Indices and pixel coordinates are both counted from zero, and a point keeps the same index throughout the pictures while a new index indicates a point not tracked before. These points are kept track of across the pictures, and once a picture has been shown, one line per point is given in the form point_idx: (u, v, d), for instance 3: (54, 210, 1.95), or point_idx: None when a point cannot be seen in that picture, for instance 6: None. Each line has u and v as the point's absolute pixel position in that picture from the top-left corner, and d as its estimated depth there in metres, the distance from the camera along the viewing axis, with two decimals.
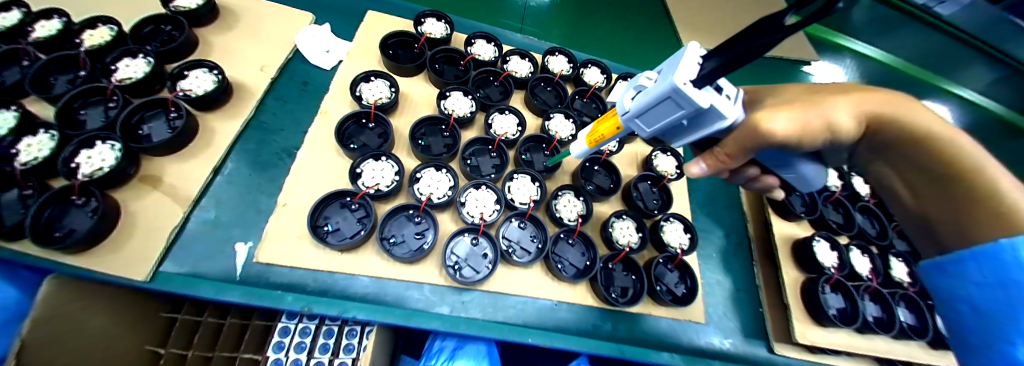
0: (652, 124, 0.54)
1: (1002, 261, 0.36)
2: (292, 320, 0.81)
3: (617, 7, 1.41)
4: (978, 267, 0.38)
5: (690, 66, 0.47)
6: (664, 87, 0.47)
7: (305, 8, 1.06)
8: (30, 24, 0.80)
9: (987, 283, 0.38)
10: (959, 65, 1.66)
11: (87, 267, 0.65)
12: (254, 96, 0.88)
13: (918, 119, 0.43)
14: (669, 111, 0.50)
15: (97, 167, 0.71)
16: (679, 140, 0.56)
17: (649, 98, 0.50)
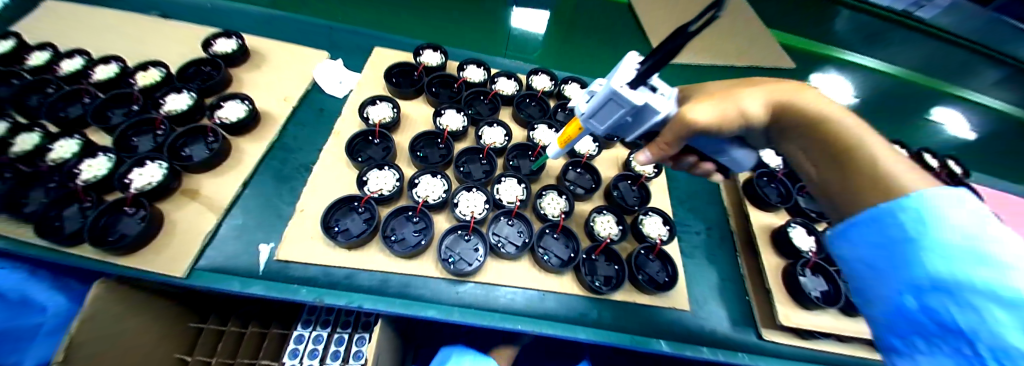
0: (604, 122, 0.60)
1: (884, 223, 0.44)
2: (307, 329, 0.97)
3: (595, 21, 1.51)
4: (870, 228, 0.45)
5: (627, 69, 0.55)
6: (606, 90, 0.54)
7: (321, 47, 1.23)
8: (90, 68, 0.98)
9: (876, 243, 0.45)
10: (971, 68, 1.64)
11: (135, 267, 0.77)
12: (278, 122, 1.03)
13: (814, 105, 0.50)
14: (615, 110, 0.57)
15: (146, 182, 0.84)
16: (629, 135, 0.62)
17: (597, 100, 0.57)
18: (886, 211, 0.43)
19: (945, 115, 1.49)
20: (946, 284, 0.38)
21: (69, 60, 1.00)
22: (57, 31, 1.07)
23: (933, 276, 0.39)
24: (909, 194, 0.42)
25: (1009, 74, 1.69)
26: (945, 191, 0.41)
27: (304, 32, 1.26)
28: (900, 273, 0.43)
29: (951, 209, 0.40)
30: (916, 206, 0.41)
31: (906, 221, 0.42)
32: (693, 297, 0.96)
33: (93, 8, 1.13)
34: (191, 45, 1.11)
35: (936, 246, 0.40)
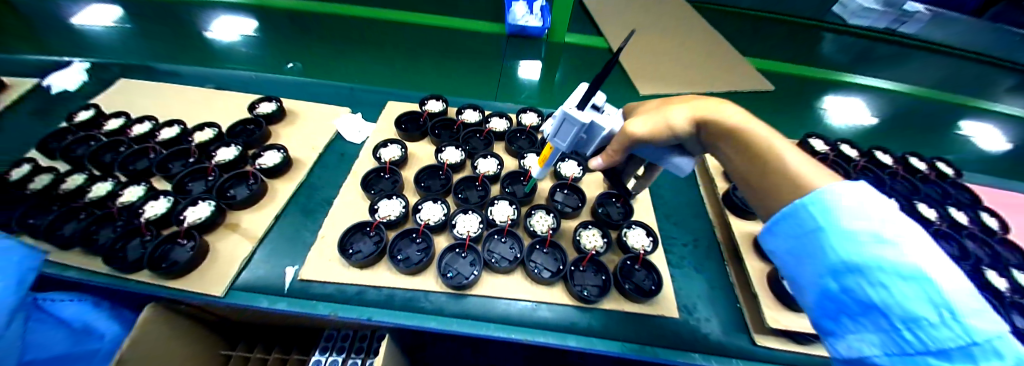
0: (564, 141, 0.67)
1: (799, 216, 0.46)
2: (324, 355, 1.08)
3: (577, 66, 1.75)
4: (786, 223, 0.47)
5: (576, 94, 0.64)
6: (560, 112, 0.62)
7: (344, 104, 1.47)
8: (156, 130, 1.22)
9: (794, 236, 0.47)
10: (973, 82, 1.72)
11: (182, 288, 0.91)
12: (306, 165, 1.22)
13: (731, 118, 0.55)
14: (571, 129, 0.65)
15: (197, 217, 1.01)
16: (587, 149, 0.71)
17: (555, 122, 0.65)
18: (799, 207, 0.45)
19: (974, 128, 1.61)
20: (859, 267, 0.40)
21: (139, 124, 1.25)
22: (133, 105, 1.33)
23: (847, 261, 0.41)
24: (813, 192, 0.44)
25: (990, 80, 1.76)
26: (841, 182, 0.44)
27: (329, 92, 1.50)
28: (818, 261, 0.45)
29: (849, 198, 0.42)
30: (822, 202, 0.43)
31: (815, 215, 0.44)
32: (683, 304, 1.00)
33: (164, 84, 1.42)
34: (237, 109, 1.35)
35: (843, 234, 0.42)
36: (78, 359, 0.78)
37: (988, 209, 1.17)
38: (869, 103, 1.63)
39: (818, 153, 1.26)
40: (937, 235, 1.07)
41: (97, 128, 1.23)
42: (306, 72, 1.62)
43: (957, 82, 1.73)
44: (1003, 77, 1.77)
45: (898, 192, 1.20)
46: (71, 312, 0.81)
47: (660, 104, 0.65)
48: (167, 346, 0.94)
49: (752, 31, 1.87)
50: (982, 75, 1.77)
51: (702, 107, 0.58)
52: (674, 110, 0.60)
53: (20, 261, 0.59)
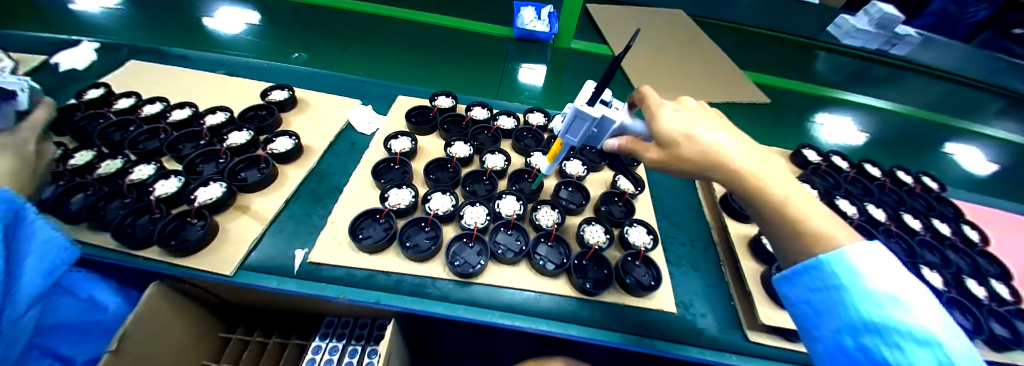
0: (576, 135, 0.71)
1: (822, 270, 0.44)
2: (324, 341, 1.08)
3: (586, 68, 1.80)
4: (808, 276, 0.46)
5: (586, 92, 0.67)
6: (571, 110, 0.65)
7: (355, 96, 1.49)
8: (168, 112, 1.24)
9: (812, 289, 0.46)
10: (963, 104, 1.82)
11: (190, 266, 0.92)
12: (317, 153, 1.24)
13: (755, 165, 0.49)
14: (582, 125, 0.69)
15: (208, 197, 1.03)
16: (600, 141, 0.73)
17: (565, 120, 0.68)
18: (824, 262, 0.44)
19: (957, 149, 1.67)
20: (876, 326, 0.40)
21: (151, 105, 1.27)
22: (144, 86, 1.34)
23: (865, 320, 0.41)
24: (839, 249, 0.43)
25: (970, 102, 1.85)
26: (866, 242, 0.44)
27: (340, 83, 1.53)
28: (834, 316, 0.44)
29: (870, 258, 0.42)
30: (847, 260, 0.43)
31: (840, 272, 0.43)
32: (680, 300, 1.03)
33: (175, 68, 1.43)
34: (249, 95, 1.37)
35: (865, 292, 0.42)
36: (77, 330, 0.76)
37: (969, 222, 1.24)
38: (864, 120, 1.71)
39: (810, 163, 1.31)
40: (920, 244, 1.14)
41: (107, 106, 1.24)
42: (314, 63, 1.63)
43: (935, 102, 1.81)
44: (985, 100, 1.86)
45: (885, 203, 1.26)
46: (80, 282, 0.80)
47: (685, 118, 0.52)
48: (167, 325, 0.94)
49: (748, 48, 1.95)
50: (962, 97, 1.85)
51: (736, 142, 0.51)
52: (710, 141, 0.50)
53: (54, 256, 0.52)
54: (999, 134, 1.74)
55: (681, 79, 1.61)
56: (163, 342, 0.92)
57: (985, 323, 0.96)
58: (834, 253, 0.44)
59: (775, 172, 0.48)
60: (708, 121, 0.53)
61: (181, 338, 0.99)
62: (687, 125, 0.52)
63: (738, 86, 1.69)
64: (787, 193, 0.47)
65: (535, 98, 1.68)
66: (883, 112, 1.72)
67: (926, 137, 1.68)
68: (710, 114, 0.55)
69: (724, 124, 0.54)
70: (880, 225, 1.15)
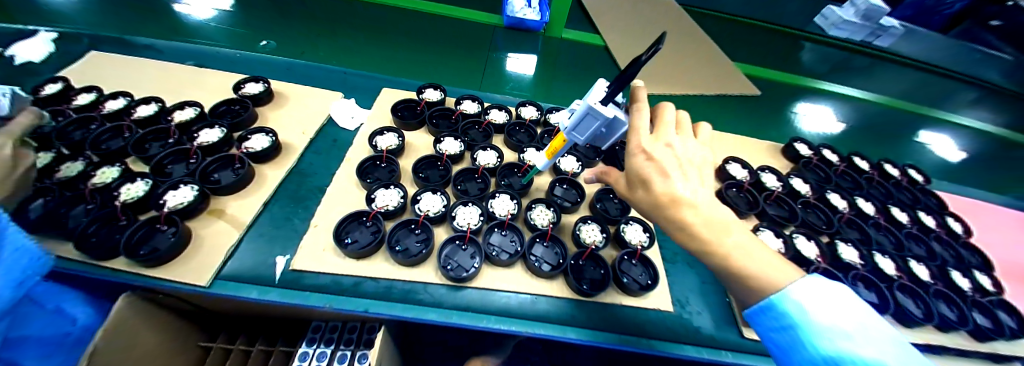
0: (583, 134, 0.69)
1: (776, 309, 0.52)
2: (311, 346, 1.04)
3: (578, 62, 1.78)
4: (766, 317, 0.53)
5: (601, 88, 0.65)
6: (584, 106, 0.64)
7: (337, 88, 1.40)
8: (133, 107, 1.15)
9: (773, 328, 0.53)
10: (942, 95, 1.87)
11: (162, 277, 0.86)
12: (297, 152, 1.16)
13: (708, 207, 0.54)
14: (592, 123, 0.67)
15: (179, 201, 0.95)
16: (605, 142, 0.72)
17: (576, 117, 0.67)
18: (775, 304, 0.52)
19: (931, 137, 1.73)
20: (832, 358, 0.47)
21: (114, 101, 1.16)
22: (106, 80, 1.23)
23: (824, 353, 0.48)
24: (783, 290, 0.51)
25: (948, 91, 1.89)
26: (805, 281, 0.51)
27: (318, 74, 1.43)
28: (797, 351, 0.51)
29: (810, 299, 0.50)
30: (794, 301, 0.50)
31: (790, 312, 0.50)
32: (677, 298, 1.02)
33: (141, 60, 1.32)
34: (221, 89, 1.27)
35: (815, 328, 0.49)
36: (50, 341, 0.71)
37: (953, 214, 1.27)
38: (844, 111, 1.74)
39: (802, 157, 1.30)
40: (908, 236, 1.16)
41: (67, 102, 1.13)
42: (280, 51, 1.54)
43: (911, 92, 1.86)
44: (963, 90, 1.89)
45: (874, 196, 1.27)
46: (49, 290, 0.75)
47: (660, 152, 0.57)
48: (139, 338, 0.87)
49: (739, 39, 1.94)
50: (937, 86, 1.89)
51: (694, 188, 0.55)
52: (673, 180, 0.55)
53: (25, 265, 0.51)
54: (974, 124, 1.78)
55: (672, 73, 1.61)
56: (135, 356, 0.86)
57: (968, 313, 0.99)
58: (782, 295, 0.51)
59: (719, 221, 0.54)
60: (676, 163, 0.57)
61: (157, 351, 0.93)
62: (658, 159, 0.57)
63: (731, 77, 1.68)
64: (726, 247, 0.53)
65: (526, 90, 1.63)
66: (863, 103, 1.76)
67: (898, 124, 1.74)
68: (687, 153, 0.59)
69: (693, 167, 0.58)
70: (870, 219, 1.16)
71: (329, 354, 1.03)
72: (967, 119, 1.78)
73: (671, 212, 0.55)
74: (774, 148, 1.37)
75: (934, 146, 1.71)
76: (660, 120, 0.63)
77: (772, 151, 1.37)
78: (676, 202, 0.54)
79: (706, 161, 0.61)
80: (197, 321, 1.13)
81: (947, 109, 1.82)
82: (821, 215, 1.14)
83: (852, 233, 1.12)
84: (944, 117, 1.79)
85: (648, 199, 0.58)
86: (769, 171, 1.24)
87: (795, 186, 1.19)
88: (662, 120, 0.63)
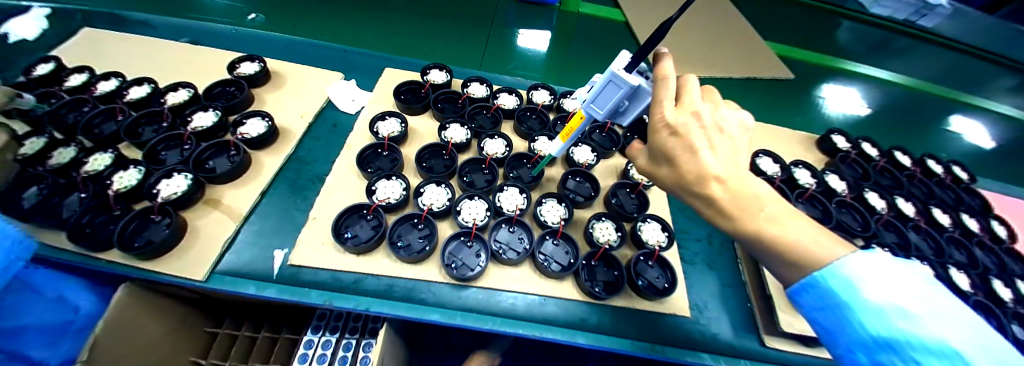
0: (603, 107, 0.60)
1: (819, 287, 0.43)
2: (316, 334, 0.99)
3: (595, 39, 1.65)
4: (806, 295, 0.45)
5: (625, 55, 0.57)
6: (606, 72, 0.56)
7: (336, 67, 1.32)
8: (125, 89, 1.08)
9: (815, 308, 0.45)
10: (984, 82, 1.73)
11: (160, 271, 0.82)
12: (295, 138, 1.10)
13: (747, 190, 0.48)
14: (613, 94, 0.58)
15: (172, 191, 0.91)
16: (626, 119, 0.62)
17: (597, 86, 0.59)
18: (818, 280, 0.43)
19: (963, 125, 1.58)
20: (887, 341, 0.38)
21: (106, 82, 1.10)
22: (99, 59, 1.17)
23: (876, 337, 0.39)
24: (830, 264, 0.42)
25: (983, 77, 1.75)
26: (858, 253, 0.42)
27: (317, 53, 1.34)
28: (844, 334, 0.43)
29: (862, 270, 0.41)
30: (841, 275, 0.42)
31: (837, 289, 0.42)
32: (693, 302, 0.96)
33: (134, 37, 1.25)
34: (218, 69, 1.20)
35: (867, 308, 0.40)
36: (52, 329, 0.73)
37: (998, 218, 1.15)
38: (883, 93, 1.61)
39: (839, 150, 1.20)
40: (948, 241, 1.06)
41: (60, 84, 1.08)
42: (268, 26, 1.43)
43: (940, 75, 1.71)
44: (1001, 76, 1.76)
45: (914, 195, 1.15)
46: (47, 280, 0.78)
47: (687, 123, 0.51)
48: (141, 329, 0.84)
49: (771, 17, 1.79)
50: (974, 71, 1.75)
51: (726, 160, 0.50)
52: (701, 154, 0.49)
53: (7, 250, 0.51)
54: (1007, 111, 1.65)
55: (697, 55, 1.50)
56: (139, 347, 0.83)
57: (1013, 326, 0.91)
58: (824, 269, 0.43)
59: (752, 196, 0.48)
60: (705, 132, 0.51)
61: (162, 338, 0.90)
62: (685, 133, 0.50)
63: (761, 62, 1.56)
64: (756, 222, 0.47)
65: (537, 70, 1.51)
66: (899, 89, 1.63)
67: (938, 113, 1.60)
68: (718, 119, 0.52)
69: (725, 136, 0.52)
70: (910, 221, 1.05)
71: (333, 343, 0.97)
72: (1001, 105, 1.65)
73: (696, 189, 0.50)
74: (807, 140, 1.27)
75: (968, 136, 1.54)
76: (684, 89, 0.56)
77: (804, 143, 1.27)
78: (704, 178, 0.49)
79: (742, 125, 0.54)
80: (202, 309, 1.10)
81: (987, 96, 1.68)
82: (856, 216, 1.04)
83: (890, 236, 1.02)
84: (975, 103, 1.65)
85: (671, 176, 0.54)
86: (801, 166, 1.15)
87: (828, 183, 1.10)
88: (685, 89, 0.56)
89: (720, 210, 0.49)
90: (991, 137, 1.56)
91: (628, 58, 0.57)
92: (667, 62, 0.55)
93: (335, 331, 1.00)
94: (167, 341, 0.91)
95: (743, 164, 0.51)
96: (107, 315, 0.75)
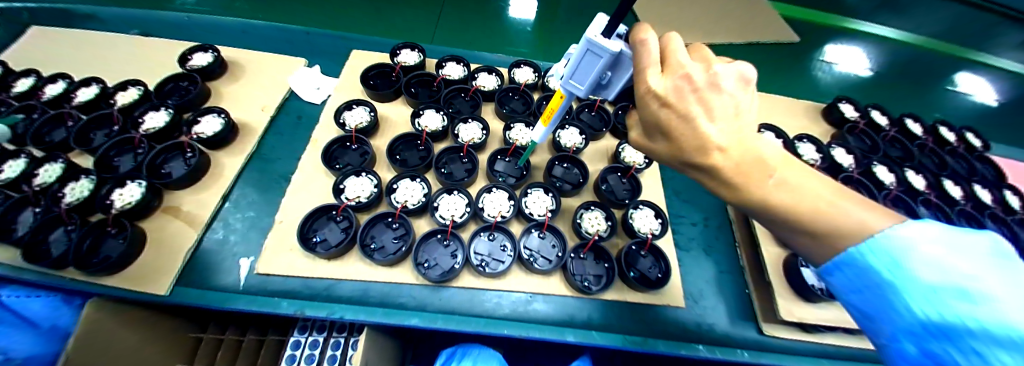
0: (583, 83, 0.51)
1: (859, 265, 0.37)
2: (304, 334, 0.87)
3: (582, 8, 1.53)
4: (841, 273, 0.39)
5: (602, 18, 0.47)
6: (580, 40, 0.45)
7: (301, 53, 1.21)
8: (73, 91, 0.99)
9: (851, 289, 0.38)
10: (993, 37, 1.62)
11: (131, 288, 0.76)
12: (256, 135, 1.01)
13: (753, 192, 0.41)
14: (593, 66, 0.48)
15: (127, 201, 0.83)
16: (612, 91, 0.53)
17: (572, 59, 0.49)
18: (854, 255, 0.37)
19: (973, 83, 1.47)
20: (938, 326, 0.31)
21: (53, 85, 1.00)
22: (43, 59, 1.06)
23: (924, 321, 0.32)
24: (870, 236, 0.36)
25: (991, 32, 1.64)
26: (909, 225, 0.35)
27: (278, 37, 1.23)
28: (885, 320, 0.36)
29: (916, 243, 0.34)
30: (882, 248, 0.35)
31: (876, 266, 0.35)
32: (689, 291, 0.91)
33: (79, 31, 1.13)
34: (170, 61, 1.10)
35: (914, 287, 0.33)
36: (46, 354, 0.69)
37: (1012, 187, 1.06)
38: (884, 47, 1.51)
39: (847, 121, 1.12)
40: (958, 215, 0.98)
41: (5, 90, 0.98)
42: (228, 11, 1.32)
43: (943, 32, 1.61)
44: (1010, 31, 1.64)
45: (925, 167, 1.08)
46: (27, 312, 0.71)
47: (678, 90, 0.41)
48: (113, 341, 0.71)
49: None
50: (981, 26, 1.65)
51: (729, 124, 0.41)
52: (699, 122, 0.40)
53: None
54: (1014, 66, 1.55)
55: (694, 19, 1.38)
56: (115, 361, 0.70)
57: None
58: (864, 243, 0.36)
59: (758, 160, 0.41)
60: (699, 97, 0.40)
61: (142, 348, 0.76)
62: (677, 102, 0.41)
63: (761, 25, 1.45)
64: (764, 188, 0.41)
65: (520, 45, 1.40)
66: (907, 47, 1.53)
67: (947, 71, 1.49)
68: (717, 75, 0.41)
69: (727, 96, 0.41)
70: (921, 195, 0.98)
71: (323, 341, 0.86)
72: (1008, 61, 1.54)
73: (693, 158, 0.42)
74: (813, 110, 1.19)
75: (976, 95, 1.44)
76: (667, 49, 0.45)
77: (809, 114, 1.18)
78: (704, 148, 0.41)
79: (743, 79, 0.42)
80: (184, 312, 0.92)
81: (996, 53, 1.57)
82: (864, 192, 0.96)
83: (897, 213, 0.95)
84: (986, 61, 1.54)
85: (675, 163, 0.45)
86: (806, 141, 1.07)
87: (835, 158, 1.02)
88: (669, 50, 0.45)
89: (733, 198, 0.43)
90: (999, 95, 1.45)
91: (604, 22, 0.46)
92: (646, 22, 0.44)
93: (324, 328, 0.89)
94: (148, 347, 0.77)
95: (748, 127, 0.42)
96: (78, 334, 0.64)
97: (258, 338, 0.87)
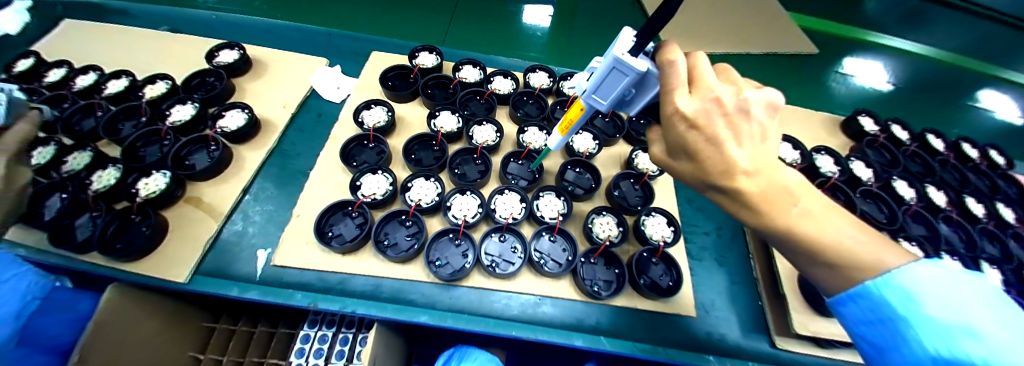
0: (606, 98, 0.51)
1: (875, 298, 0.36)
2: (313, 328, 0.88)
3: (597, 15, 1.54)
4: (855, 305, 0.38)
5: (628, 33, 0.46)
6: (608, 58, 0.45)
7: (322, 53, 1.24)
8: (104, 83, 1.02)
9: (863, 321, 0.38)
10: (1020, 53, 1.58)
11: (151, 274, 0.78)
12: (276, 131, 1.04)
13: (772, 205, 0.41)
14: (617, 83, 0.48)
15: (152, 190, 0.86)
16: (633, 107, 0.53)
17: (597, 74, 0.48)
18: (870, 289, 0.37)
19: (997, 100, 1.44)
20: (947, 362, 0.31)
21: (84, 76, 1.04)
22: (78, 52, 1.11)
23: (935, 356, 0.32)
24: (887, 271, 0.36)
25: (1017, 49, 1.60)
26: (926, 263, 0.35)
27: (300, 36, 1.26)
28: (898, 354, 0.35)
29: (932, 282, 0.34)
30: (897, 283, 0.35)
31: (891, 301, 0.35)
32: (700, 301, 0.90)
33: (112, 26, 1.18)
34: (197, 58, 1.14)
35: (928, 323, 0.33)
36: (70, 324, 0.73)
37: None
38: (905, 61, 1.49)
39: (866, 134, 1.10)
40: (980, 233, 0.95)
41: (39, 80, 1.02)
42: (254, 11, 1.36)
43: (967, 47, 1.58)
44: None
45: (947, 183, 1.05)
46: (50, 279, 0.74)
47: (707, 113, 0.41)
48: (133, 328, 0.73)
49: None
50: (1007, 43, 1.61)
51: (756, 149, 0.42)
52: (727, 146, 0.41)
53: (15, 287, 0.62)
54: None
55: (711, 29, 1.38)
56: (132, 346, 0.72)
57: None
58: (881, 277, 0.36)
59: (784, 188, 0.41)
60: (727, 121, 0.41)
61: (160, 335, 0.78)
62: (706, 124, 0.41)
63: (779, 36, 1.44)
64: (787, 217, 0.40)
65: (536, 50, 1.41)
66: (928, 62, 1.50)
67: (971, 87, 1.46)
68: (746, 98, 0.41)
69: (754, 122, 0.42)
70: (941, 212, 0.95)
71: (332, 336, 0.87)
72: None
73: (712, 168, 0.42)
74: (831, 122, 1.17)
75: (1001, 112, 1.40)
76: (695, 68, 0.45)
77: (827, 126, 1.16)
78: (729, 173, 0.42)
79: (773, 105, 0.42)
80: (200, 299, 0.94)
81: (1022, 70, 1.54)
82: (882, 207, 0.94)
83: (917, 229, 0.93)
84: (1011, 78, 1.50)
85: (692, 171, 0.46)
86: (824, 153, 1.06)
87: (854, 171, 1.01)
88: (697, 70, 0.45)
89: (750, 207, 0.43)
90: None
91: (632, 36, 0.46)
92: (674, 42, 0.44)
93: (333, 323, 0.89)
94: (164, 334, 0.79)
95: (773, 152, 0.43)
96: (100, 317, 0.66)
97: (269, 329, 0.88)
